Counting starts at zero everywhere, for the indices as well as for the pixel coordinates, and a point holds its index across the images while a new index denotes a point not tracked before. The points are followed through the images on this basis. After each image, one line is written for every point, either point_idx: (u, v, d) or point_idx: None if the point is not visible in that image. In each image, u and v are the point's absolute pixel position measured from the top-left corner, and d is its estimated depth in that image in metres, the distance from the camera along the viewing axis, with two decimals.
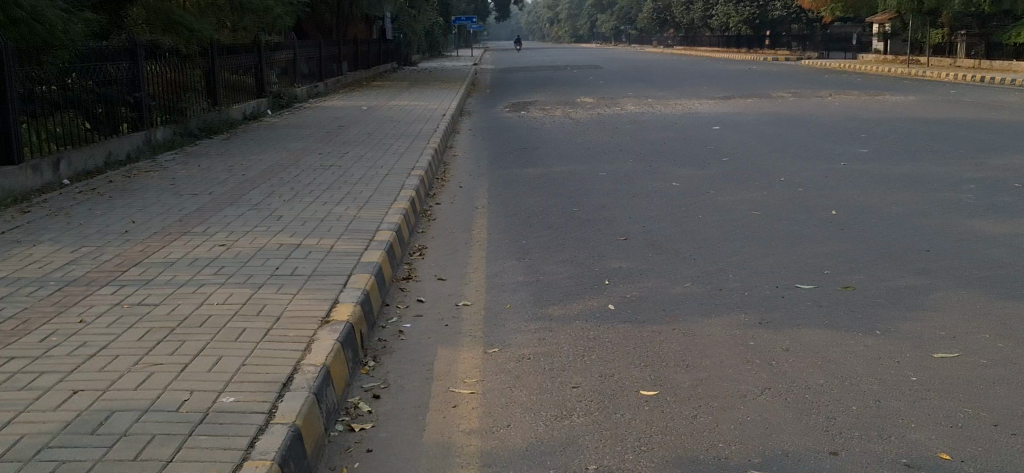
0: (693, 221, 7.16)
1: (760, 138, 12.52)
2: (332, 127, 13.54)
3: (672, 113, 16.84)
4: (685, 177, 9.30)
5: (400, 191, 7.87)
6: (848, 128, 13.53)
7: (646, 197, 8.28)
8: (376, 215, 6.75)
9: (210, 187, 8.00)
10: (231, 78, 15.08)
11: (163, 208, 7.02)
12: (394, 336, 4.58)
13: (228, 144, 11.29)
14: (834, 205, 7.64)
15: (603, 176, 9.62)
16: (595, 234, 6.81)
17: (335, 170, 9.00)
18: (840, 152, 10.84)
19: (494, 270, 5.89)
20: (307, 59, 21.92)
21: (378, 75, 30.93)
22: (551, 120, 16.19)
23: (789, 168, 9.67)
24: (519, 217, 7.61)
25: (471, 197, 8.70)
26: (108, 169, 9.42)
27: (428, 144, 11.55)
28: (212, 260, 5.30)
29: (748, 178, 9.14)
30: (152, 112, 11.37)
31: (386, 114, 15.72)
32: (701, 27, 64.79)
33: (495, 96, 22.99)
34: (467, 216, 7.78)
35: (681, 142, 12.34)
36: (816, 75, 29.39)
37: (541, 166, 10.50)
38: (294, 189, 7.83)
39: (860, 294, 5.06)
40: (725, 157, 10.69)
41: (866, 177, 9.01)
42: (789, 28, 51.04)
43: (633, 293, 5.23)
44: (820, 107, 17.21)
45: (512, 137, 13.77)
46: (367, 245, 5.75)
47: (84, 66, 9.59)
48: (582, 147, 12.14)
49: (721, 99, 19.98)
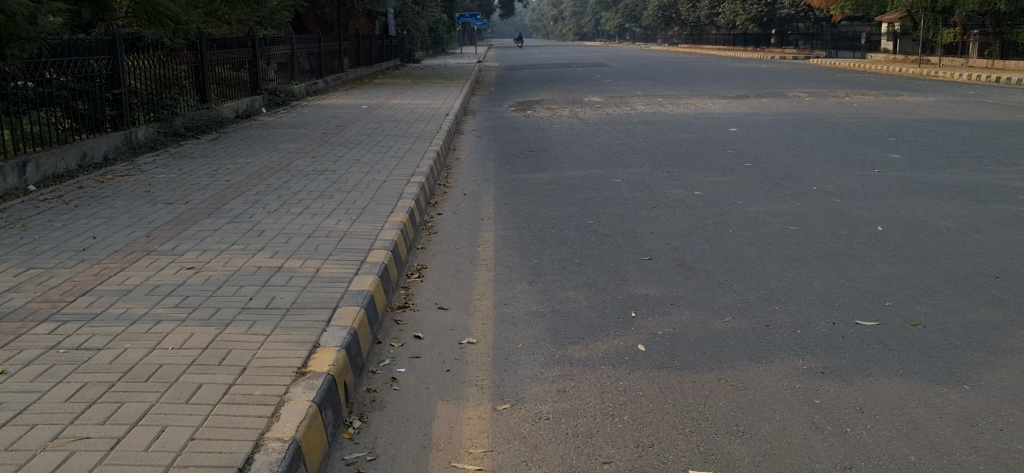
0: (725, 236, 6.41)
1: (783, 141, 11.74)
2: (329, 126, 12.82)
3: (684, 113, 16.08)
4: (708, 185, 8.54)
5: (399, 200, 7.13)
6: (874, 130, 12.75)
7: (668, 206, 7.54)
8: (370, 230, 6.02)
9: (189, 194, 7.29)
10: (224, 74, 14.34)
11: (132, 219, 6.29)
12: (386, 386, 3.84)
13: (215, 145, 10.56)
14: (879, 218, 6.88)
15: (619, 183, 8.86)
16: (616, 252, 6.06)
17: (328, 175, 8.25)
18: (872, 158, 10.07)
19: (502, 296, 5.14)
20: (307, 54, 21.18)
21: (381, 72, 30.18)
22: (559, 120, 15.42)
23: (822, 175, 8.90)
24: (529, 230, 6.86)
25: (477, 205, 7.98)
26: (81, 171, 8.71)
27: (430, 145, 10.81)
28: (175, 288, 4.58)
29: (777, 185, 8.39)
30: (133, 110, 10.65)
31: (386, 113, 14.98)
32: (707, 25, 63.94)
33: (501, 94, 22.26)
34: (472, 228, 7.05)
35: (698, 145, 11.57)
36: (828, 74, 28.57)
37: (551, 171, 9.73)
38: (281, 198, 7.11)
39: (932, 332, 4.30)
40: (749, 162, 9.92)
41: (907, 185, 8.24)
42: (797, 26, 50.20)
43: (665, 327, 4.49)
44: (841, 108, 16.44)
45: (518, 138, 13.01)
46: (358, 268, 5.02)
47: (58, 61, 8.86)
48: (594, 149, 11.39)
49: (736, 98, 19.22)
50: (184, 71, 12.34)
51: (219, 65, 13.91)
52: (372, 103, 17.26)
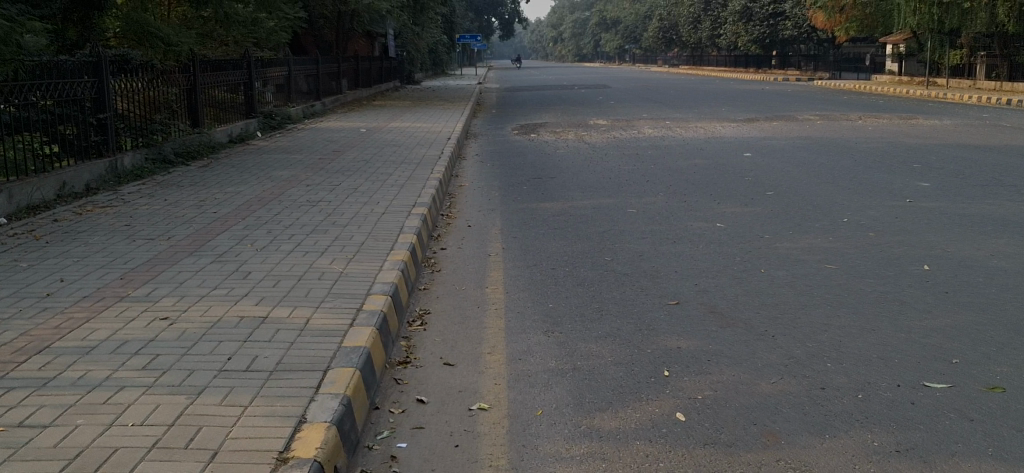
0: (758, 277, 5.86)
1: (802, 168, 11.21)
2: (326, 151, 12.28)
3: (694, 137, 15.58)
4: (730, 217, 7.99)
5: (399, 235, 6.57)
6: (895, 157, 12.22)
7: (690, 241, 7.00)
8: (367, 270, 5.45)
9: (171, 229, 6.74)
10: (218, 97, 13.83)
11: (105, 259, 5.73)
12: (385, 467, 3.27)
13: (205, 173, 10.02)
14: (921, 256, 6.33)
15: (634, 214, 8.31)
16: (639, 296, 5.50)
17: (322, 206, 7.70)
18: (898, 187, 9.53)
19: (516, 349, 4.57)
20: (305, 76, 20.70)
21: (380, 94, 29.71)
22: (565, 144, 14.90)
23: (849, 206, 8.35)
24: (540, 268, 6.30)
25: (482, 239, 7.43)
26: (59, 202, 8.15)
27: (432, 172, 10.27)
28: (145, 344, 4.01)
29: (803, 217, 7.86)
30: (119, 135, 10.11)
31: (386, 137, 14.47)
32: (707, 47, 63.64)
33: (503, 117, 21.76)
34: (478, 266, 6.49)
35: (713, 172, 11.04)
36: (835, 96, 28.11)
37: (560, 200, 9.19)
38: (271, 233, 6.55)
39: (1014, 398, 3.74)
40: (770, 191, 9.39)
41: (943, 218, 7.69)
42: (798, 47, 49.84)
43: (705, 389, 3.93)
44: (854, 132, 15.93)
45: (523, 164, 12.47)
46: (354, 318, 4.44)
47: (36, 83, 8.32)
48: (603, 176, 10.87)
49: (744, 121, 18.73)
50: (175, 93, 11.81)
51: (213, 88, 13.38)
52: (371, 126, 16.76)
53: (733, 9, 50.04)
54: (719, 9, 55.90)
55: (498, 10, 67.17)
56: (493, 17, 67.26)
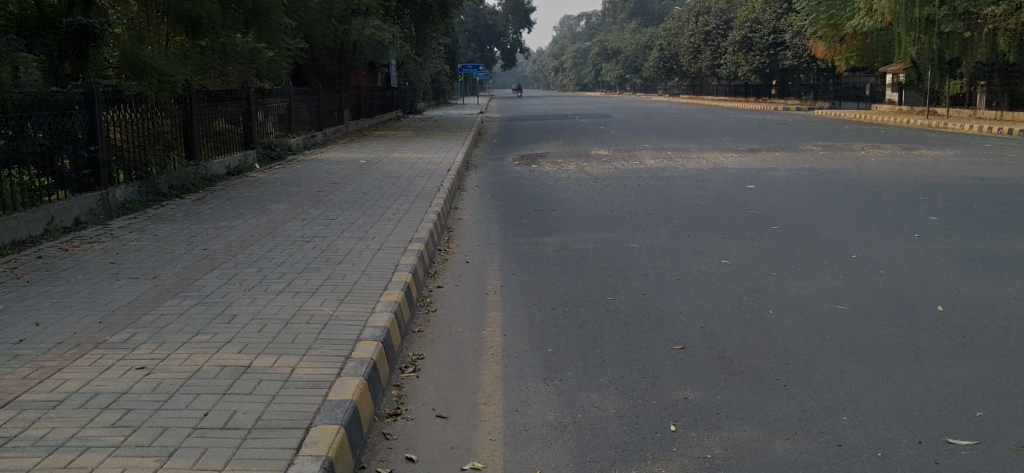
0: (766, 319, 5.62)
1: (807, 201, 10.98)
2: (323, 183, 12.10)
3: (696, 168, 15.39)
4: (735, 253, 7.77)
5: (394, 273, 6.34)
6: (900, 189, 12.00)
7: (694, 279, 6.77)
8: (358, 313, 5.21)
9: (159, 267, 6.52)
10: (214, 128, 13.67)
11: (87, 300, 5.51)
12: None
13: (199, 206, 9.82)
14: (935, 296, 6.10)
15: (636, 249, 8.09)
16: (643, 339, 5.27)
17: (316, 242, 7.48)
18: (906, 222, 9.30)
19: (513, 399, 4.33)
20: (305, 106, 20.59)
21: (381, 123, 29.62)
22: (565, 175, 14.70)
23: (857, 242, 8.12)
24: (540, 308, 6.06)
25: (480, 276, 7.20)
26: (46, 238, 7.93)
27: (430, 205, 10.07)
28: (118, 397, 3.77)
29: (811, 254, 7.64)
30: (112, 168, 9.92)
31: (385, 169, 14.29)
32: (708, 76, 63.72)
33: (503, 147, 21.62)
34: (476, 305, 6.25)
35: (716, 205, 10.82)
36: (837, 127, 27.97)
37: (561, 235, 8.97)
38: (261, 271, 6.34)
39: None
40: (776, 225, 9.17)
41: (955, 255, 7.46)
42: (798, 77, 49.85)
43: (716, 447, 3.68)
44: (858, 163, 15.73)
45: (523, 196, 12.26)
46: (342, 367, 4.20)
47: (25, 116, 8.13)
48: (604, 209, 10.66)
49: (747, 151, 18.56)
50: (170, 125, 11.64)
51: (209, 119, 13.22)
52: (370, 157, 16.59)
53: (733, 39, 50.08)
54: (719, 39, 56.01)
55: (499, 40, 67.42)
56: (495, 47, 67.50)
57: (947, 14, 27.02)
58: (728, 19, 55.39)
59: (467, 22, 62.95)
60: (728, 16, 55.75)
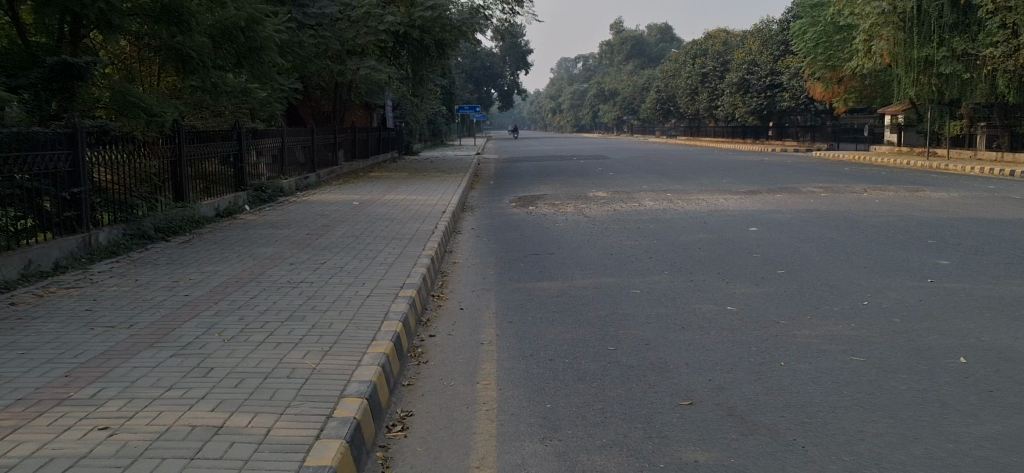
0: (778, 373, 5.30)
1: (812, 244, 10.69)
2: (315, 226, 11.81)
3: (697, 210, 15.14)
4: (741, 299, 7.46)
5: (383, 321, 6.03)
6: (907, 232, 11.72)
7: (700, 327, 6.46)
8: (343, 367, 4.88)
9: (136, 315, 6.18)
10: (205, 169, 13.41)
11: (56, 351, 5.17)
12: None
13: (185, 250, 9.50)
14: (955, 346, 5.79)
15: (638, 295, 7.80)
16: (648, 394, 4.94)
17: (303, 289, 7.16)
18: (916, 265, 9.01)
19: (508, 461, 3.99)
20: (300, 148, 20.39)
21: (378, 165, 29.43)
22: (564, 218, 14.42)
23: (867, 288, 7.83)
24: (537, 361, 5.74)
25: (475, 324, 6.88)
26: (23, 282, 7.58)
27: (425, 248, 9.77)
28: (75, 462, 3.44)
29: (820, 300, 7.35)
30: (96, 210, 9.60)
31: (379, 211, 14.02)
32: (705, 117, 63.86)
33: (501, 188, 21.39)
34: (470, 356, 5.93)
35: (719, 248, 10.53)
36: (836, 168, 27.80)
37: (558, 280, 8.66)
38: (244, 320, 6.01)
39: None
40: (781, 270, 8.88)
41: (971, 301, 7.15)
42: (795, 118, 49.88)
43: None
44: (861, 205, 15.48)
45: (520, 239, 11.97)
46: (321, 428, 3.87)
47: (6, 155, 7.83)
48: (604, 252, 10.38)
49: (748, 193, 18.31)
50: (158, 165, 11.38)
51: (199, 160, 12.96)
52: (364, 199, 16.33)
53: (730, 81, 50.18)
54: (716, 81, 56.15)
55: (498, 82, 67.75)
56: (493, 89, 67.72)
57: (945, 55, 26.89)
58: (724, 61, 55.60)
59: (464, 65, 63.20)
60: (725, 59, 55.96)
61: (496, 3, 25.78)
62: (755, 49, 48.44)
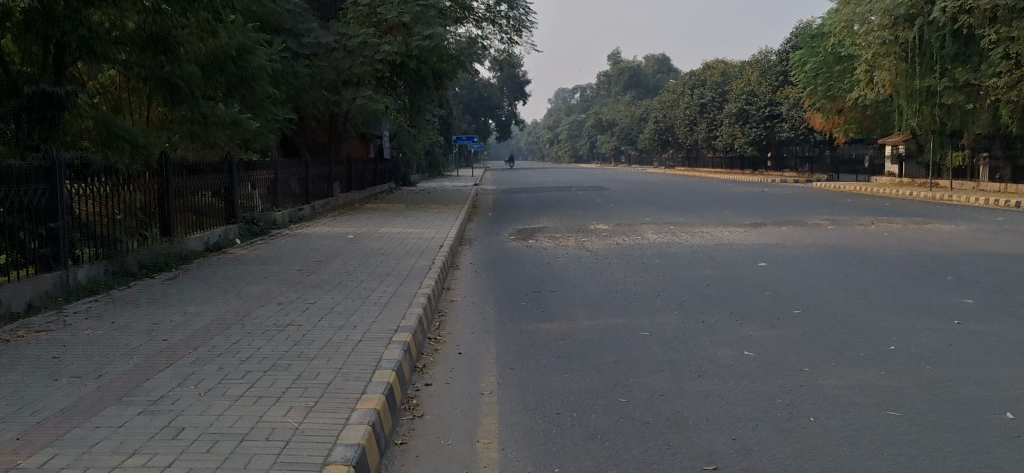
0: (807, 431, 4.84)
1: (825, 281, 10.26)
2: (307, 262, 11.36)
3: (702, 243, 14.70)
4: (758, 343, 6.99)
5: (374, 371, 5.55)
6: (922, 267, 11.30)
7: (718, 375, 6.00)
8: (328, 427, 4.41)
9: (107, 364, 5.70)
10: (195, 202, 12.98)
11: (12, 408, 4.69)
12: None
13: (168, 288, 9.03)
14: (998, 399, 5.34)
15: (647, 337, 7.34)
16: (667, 457, 4.49)
17: (289, 333, 6.68)
18: (940, 305, 8.54)
19: None
20: (295, 179, 19.98)
21: (374, 196, 29.03)
22: (565, 252, 13.96)
23: (892, 330, 7.36)
24: (543, 415, 5.27)
25: (474, 371, 6.41)
26: None
27: (421, 286, 9.31)
28: None
29: (843, 344, 6.90)
30: (75, 246, 9.14)
31: (375, 244, 13.58)
32: (704, 147, 63.66)
33: (501, 220, 20.99)
34: (469, 409, 5.45)
35: (728, 285, 10.07)
36: (838, 199, 27.42)
37: (561, 321, 8.19)
38: (224, 370, 5.53)
39: None
40: (797, 309, 8.44)
41: (1005, 346, 6.68)
42: (794, 149, 49.62)
43: None
44: (870, 238, 15.07)
45: (521, 274, 11.51)
46: None
47: None
48: (609, 289, 9.92)
49: (752, 225, 17.90)
50: (144, 199, 10.94)
51: (187, 193, 12.53)
52: (360, 232, 15.89)
53: (728, 111, 49.97)
54: (714, 111, 55.96)
55: (495, 112, 67.65)
56: (490, 118, 67.56)
57: (947, 85, 26.60)
58: (723, 92, 55.44)
59: (461, 95, 63.03)
60: (723, 89, 55.81)
61: (494, 31, 25.63)
62: (753, 80, 48.26)
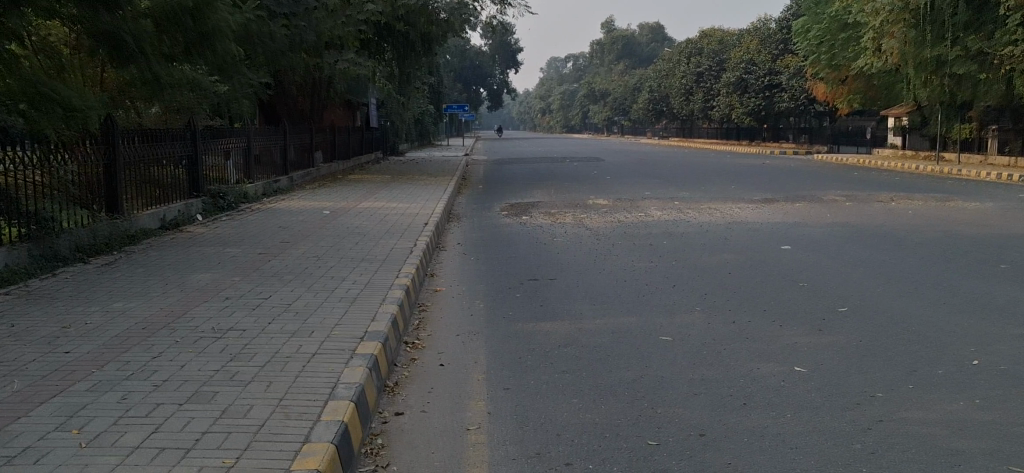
0: None
1: (863, 269, 8.98)
2: (272, 243, 10.01)
3: (713, 222, 13.42)
4: (808, 355, 5.69)
5: (326, 403, 4.22)
6: (966, 253, 10.00)
7: (770, 406, 4.69)
8: None
9: None
10: (151, 173, 11.57)
11: None
12: None
13: (100, 278, 7.69)
14: None
15: (672, 345, 6.04)
16: None
17: (228, 342, 5.35)
18: (1009, 303, 7.25)
19: None
20: (273, 149, 18.53)
21: (360, 167, 27.68)
22: (563, 231, 12.63)
23: (966, 339, 6.06)
24: (548, 464, 3.97)
25: (457, 393, 5.07)
26: None
27: (400, 274, 7.97)
28: None
29: (912, 357, 5.62)
30: None
31: (350, 222, 12.22)
32: (699, 118, 62.22)
33: (490, 194, 19.63)
34: (449, 455, 4.13)
35: (754, 274, 8.77)
36: (843, 173, 26.16)
37: (565, 321, 6.86)
38: (127, 402, 4.19)
39: None
40: (843, 308, 7.13)
41: None
42: (793, 120, 48.21)
43: None
44: (893, 217, 13.76)
45: (514, 258, 10.17)
46: None
47: None
48: (618, 279, 8.60)
49: (762, 201, 16.59)
50: (77, 171, 9.51)
51: (138, 163, 11.11)
52: (337, 207, 14.49)
53: (726, 79, 48.41)
54: (710, 80, 54.49)
55: (487, 80, 66.00)
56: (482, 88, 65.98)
57: (959, 53, 25.12)
58: (721, 60, 53.96)
59: (453, 64, 61.44)
60: (721, 58, 54.27)
61: None
62: (753, 48, 46.67)
